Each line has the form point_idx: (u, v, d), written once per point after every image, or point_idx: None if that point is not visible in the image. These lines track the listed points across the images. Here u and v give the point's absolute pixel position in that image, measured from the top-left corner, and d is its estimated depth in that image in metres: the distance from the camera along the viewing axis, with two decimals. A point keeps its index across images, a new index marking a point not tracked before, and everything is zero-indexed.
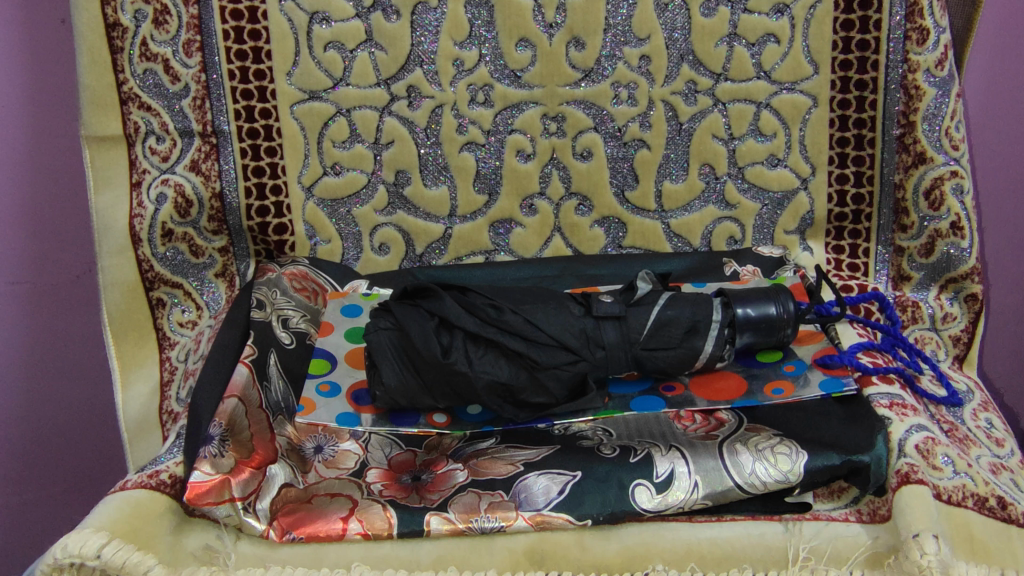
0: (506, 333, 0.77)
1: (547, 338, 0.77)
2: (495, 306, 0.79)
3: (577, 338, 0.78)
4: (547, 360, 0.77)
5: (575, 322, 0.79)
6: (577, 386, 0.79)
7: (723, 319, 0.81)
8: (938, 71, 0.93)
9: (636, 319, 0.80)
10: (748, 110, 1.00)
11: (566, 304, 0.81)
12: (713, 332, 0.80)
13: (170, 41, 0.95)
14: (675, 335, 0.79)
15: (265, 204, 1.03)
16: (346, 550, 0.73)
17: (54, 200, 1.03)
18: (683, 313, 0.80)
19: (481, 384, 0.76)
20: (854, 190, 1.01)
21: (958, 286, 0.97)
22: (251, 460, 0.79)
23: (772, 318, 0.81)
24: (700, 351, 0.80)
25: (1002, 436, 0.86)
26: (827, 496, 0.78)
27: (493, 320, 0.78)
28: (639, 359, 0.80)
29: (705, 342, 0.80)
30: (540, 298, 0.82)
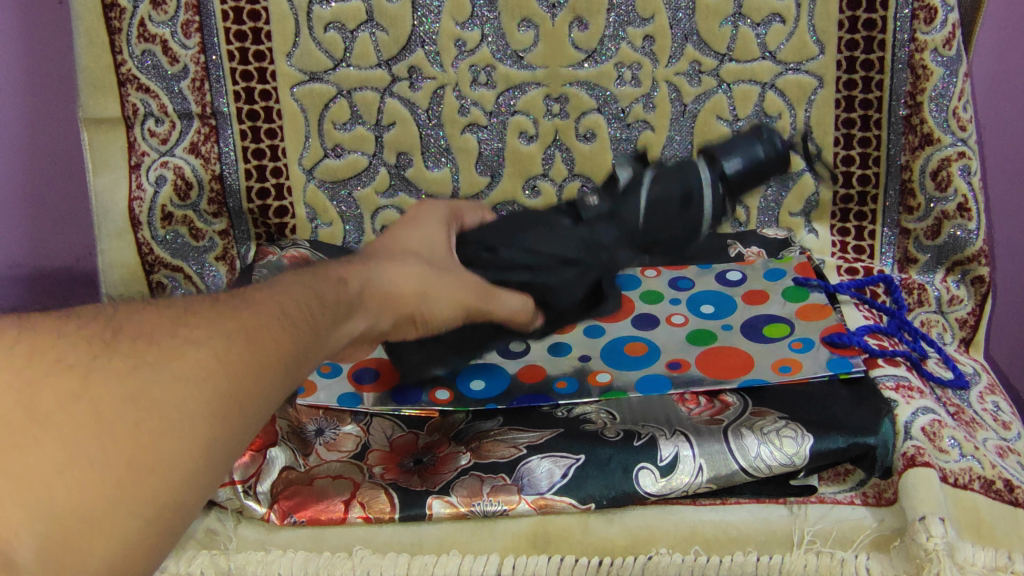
0: (507, 270, 0.73)
1: (550, 258, 0.72)
2: (488, 248, 0.74)
3: (579, 249, 0.72)
4: (557, 281, 0.73)
5: (570, 236, 0.72)
6: (589, 285, 0.76)
7: (712, 177, 0.70)
8: (946, 51, 0.91)
9: (629, 209, 0.70)
10: (752, 91, 0.99)
11: (554, 219, 0.73)
12: (707, 196, 0.69)
13: (168, 22, 0.94)
14: (670, 211, 0.69)
15: (266, 186, 1.02)
16: (347, 533, 0.73)
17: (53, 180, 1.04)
18: (670, 188, 0.69)
19: (493, 327, 0.76)
20: (859, 171, 1.00)
21: (965, 268, 0.96)
22: (251, 442, 0.77)
23: (760, 163, 0.70)
24: (702, 217, 0.70)
25: (1009, 419, 0.84)
26: (832, 478, 0.77)
27: (489, 267, 0.73)
28: (647, 245, 0.72)
29: (704, 205, 0.70)
30: (526, 222, 0.74)
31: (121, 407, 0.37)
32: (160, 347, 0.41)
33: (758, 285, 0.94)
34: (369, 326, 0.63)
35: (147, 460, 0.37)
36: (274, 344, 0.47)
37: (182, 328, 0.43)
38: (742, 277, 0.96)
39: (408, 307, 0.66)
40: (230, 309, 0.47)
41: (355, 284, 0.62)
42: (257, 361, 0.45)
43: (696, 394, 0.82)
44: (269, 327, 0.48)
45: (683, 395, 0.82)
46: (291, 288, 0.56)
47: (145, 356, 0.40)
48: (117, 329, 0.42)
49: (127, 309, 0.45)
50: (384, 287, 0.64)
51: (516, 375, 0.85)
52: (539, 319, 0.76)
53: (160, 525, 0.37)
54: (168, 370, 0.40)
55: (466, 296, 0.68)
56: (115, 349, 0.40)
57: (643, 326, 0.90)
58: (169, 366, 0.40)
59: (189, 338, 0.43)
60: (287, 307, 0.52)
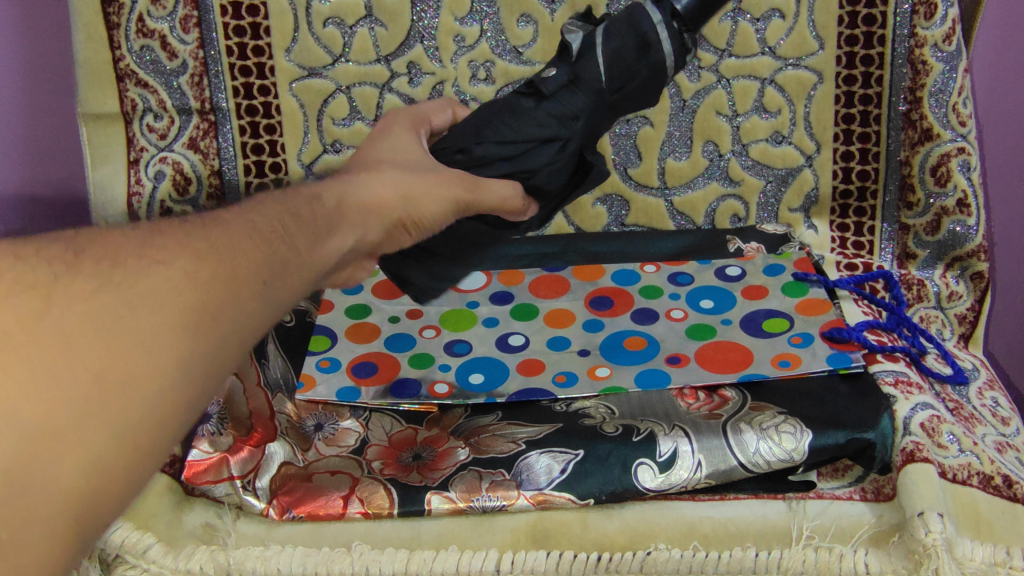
0: (484, 166, 0.69)
1: (523, 143, 0.68)
2: (461, 149, 0.70)
3: (553, 125, 0.68)
4: (538, 161, 0.69)
5: (538, 116, 0.68)
6: (575, 167, 0.72)
7: (664, 12, 0.65)
8: (946, 46, 0.92)
9: (589, 70, 0.68)
10: (752, 87, 0.98)
11: (517, 100, 0.69)
12: (663, 33, 0.65)
13: (167, 17, 0.94)
14: (627, 59, 0.66)
15: (265, 182, 1.02)
16: (346, 528, 0.73)
17: (56, 166, 1.06)
18: (625, 37, 0.66)
19: (484, 224, 0.73)
20: (859, 166, 1.00)
21: (964, 264, 0.96)
22: (250, 438, 0.78)
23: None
24: (664, 60, 0.66)
25: (1008, 415, 0.84)
26: (831, 474, 0.77)
27: (466, 166, 0.70)
28: (615, 104, 0.69)
29: (663, 45, 0.65)
30: (489, 111, 0.71)
31: (84, 327, 0.38)
32: (129, 265, 0.42)
33: (757, 280, 0.94)
34: (358, 242, 0.60)
35: (116, 373, 0.38)
36: (254, 259, 0.48)
37: (147, 248, 0.44)
38: (741, 272, 0.96)
39: (394, 212, 0.63)
40: (197, 227, 0.47)
41: (332, 199, 0.59)
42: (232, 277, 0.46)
43: (695, 390, 0.82)
44: (238, 241, 0.48)
45: (682, 390, 0.82)
46: (268, 207, 0.55)
47: (111, 276, 0.41)
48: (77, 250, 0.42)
49: (87, 235, 0.45)
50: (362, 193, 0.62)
51: (515, 369, 0.85)
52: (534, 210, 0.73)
53: (130, 440, 0.38)
54: (134, 292, 0.41)
55: (453, 189, 0.65)
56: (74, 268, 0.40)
57: (643, 321, 0.90)
58: (136, 284, 0.41)
59: (155, 257, 0.43)
60: (286, 223, 0.53)
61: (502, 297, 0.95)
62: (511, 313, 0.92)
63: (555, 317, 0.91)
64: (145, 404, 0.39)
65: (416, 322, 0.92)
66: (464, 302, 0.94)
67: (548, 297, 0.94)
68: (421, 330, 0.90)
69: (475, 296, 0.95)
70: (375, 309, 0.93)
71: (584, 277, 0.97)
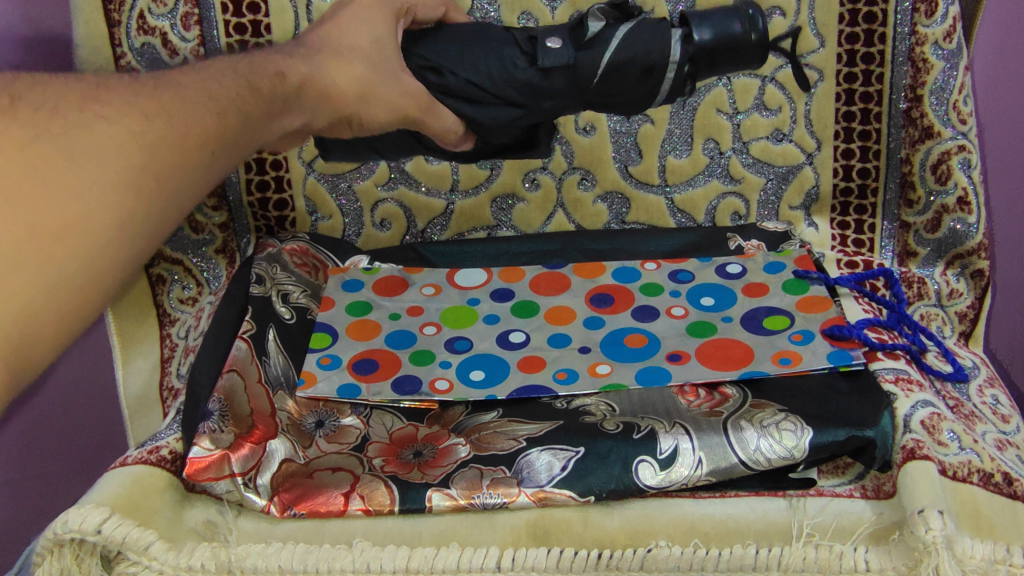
0: (446, 95, 0.73)
1: (491, 98, 0.72)
2: (436, 70, 0.72)
3: (524, 96, 0.72)
4: (491, 120, 0.73)
5: (520, 82, 0.71)
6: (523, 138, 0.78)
7: (681, 57, 0.70)
8: (946, 44, 0.92)
9: (588, 63, 0.71)
10: (753, 84, 0.98)
11: (512, 51, 0.72)
12: (669, 75, 0.70)
13: (167, 14, 0.94)
14: (628, 77, 0.71)
15: (266, 179, 1.02)
16: (347, 525, 0.73)
17: (50, 16, 0.91)
18: (637, 55, 0.70)
19: (421, 146, 0.78)
20: (859, 164, 1.00)
21: (965, 262, 0.96)
22: (251, 435, 0.78)
23: (736, 38, 0.69)
24: (658, 92, 0.72)
25: (1008, 413, 0.84)
26: (832, 471, 0.77)
27: (432, 87, 0.73)
28: (592, 102, 0.73)
29: (661, 83, 0.71)
30: (480, 45, 0.73)
31: (25, 177, 0.44)
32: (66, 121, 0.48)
33: (758, 278, 0.94)
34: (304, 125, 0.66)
35: (50, 227, 0.45)
36: (196, 126, 0.55)
37: (91, 103, 0.50)
38: (742, 270, 0.96)
39: (348, 109, 0.66)
40: (152, 92, 0.54)
41: (293, 80, 0.64)
42: (176, 140, 0.53)
43: (696, 387, 0.82)
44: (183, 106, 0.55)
45: (683, 387, 0.82)
46: (228, 78, 0.60)
47: (48, 125, 0.47)
48: (23, 99, 0.48)
49: (36, 81, 0.50)
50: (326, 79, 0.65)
51: (515, 366, 0.85)
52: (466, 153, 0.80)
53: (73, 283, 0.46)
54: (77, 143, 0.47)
55: (408, 105, 0.68)
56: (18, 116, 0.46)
57: (643, 318, 0.90)
58: (76, 138, 0.47)
59: (101, 114, 0.50)
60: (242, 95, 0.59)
61: (503, 294, 0.95)
62: (511, 310, 0.92)
63: (556, 314, 0.91)
64: (81, 250, 0.46)
65: (416, 319, 0.92)
66: (464, 299, 0.94)
67: (548, 294, 0.94)
68: (421, 326, 0.90)
69: (475, 294, 0.95)
70: (375, 306, 0.93)
71: (584, 275, 0.97)
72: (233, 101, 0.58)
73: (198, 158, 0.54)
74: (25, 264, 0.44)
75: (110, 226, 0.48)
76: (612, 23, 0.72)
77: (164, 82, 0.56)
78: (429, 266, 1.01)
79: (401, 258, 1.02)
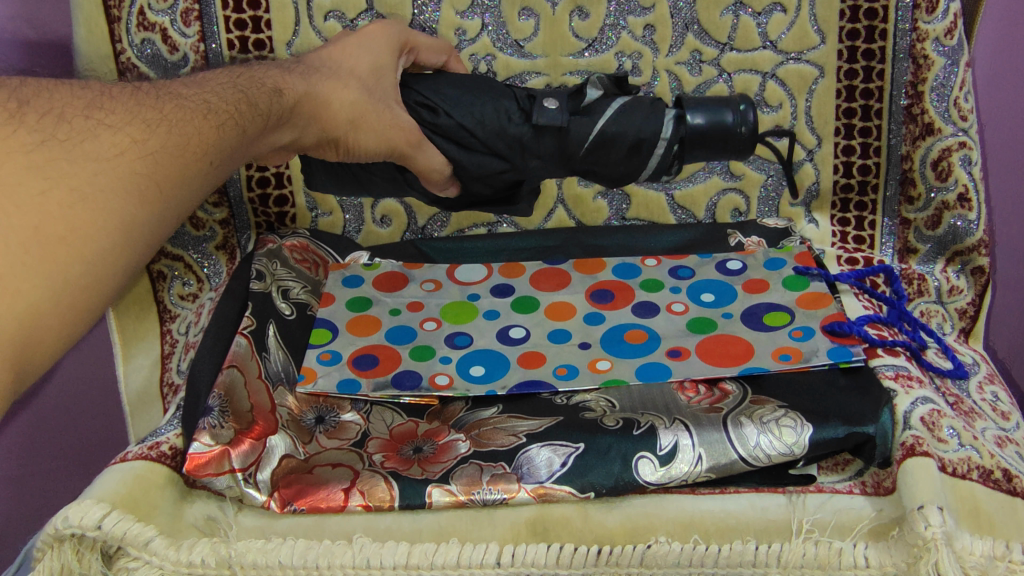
0: (437, 134, 0.76)
1: (480, 147, 0.76)
2: (431, 107, 0.76)
3: (513, 151, 0.76)
4: (476, 168, 0.77)
5: (510, 136, 0.75)
6: (505, 190, 0.81)
7: (672, 136, 0.75)
8: (947, 40, 0.91)
9: (578, 132, 0.75)
10: (754, 81, 0.98)
11: (507, 105, 0.76)
12: (658, 152, 0.76)
13: (168, 10, 0.94)
14: (615, 150, 0.75)
15: (266, 176, 1.02)
16: (347, 522, 0.73)
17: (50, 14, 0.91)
18: (627, 129, 0.75)
19: (403, 178, 0.80)
20: (860, 161, 1.00)
21: (965, 259, 0.96)
22: (251, 431, 0.79)
23: (727, 128, 0.74)
24: (644, 168, 0.77)
25: (1008, 410, 0.85)
26: (831, 468, 0.77)
27: (426, 124, 0.76)
28: (576, 170, 0.78)
29: (649, 159, 0.76)
30: (480, 91, 0.77)
31: (31, 178, 0.46)
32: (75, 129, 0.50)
33: (758, 274, 0.94)
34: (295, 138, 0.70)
35: (57, 230, 0.47)
36: (196, 134, 0.57)
37: (95, 112, 0.52)
38: (742, 266, 0.96)
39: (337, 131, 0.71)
40: (154, 101, 0.57)
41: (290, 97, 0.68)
42: (176, 145, 0.55)
43: (695, 383, 0.82)
44: (190, 118, 0.58)
45: (683, 383, 0.82)
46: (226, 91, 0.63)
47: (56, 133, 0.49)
48: (31, 103, 0.50)
49: (41, 86, 0.53)
50: (321, 98, 0.70)
51: (516, 362, 0.85)
52: (449, 191, 0.80)
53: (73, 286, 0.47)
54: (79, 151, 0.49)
55: (396, 137, 0.72)
56: (26, 121, 0.48)
57: (643, 314, 0.90)
58: (81, 145, 0.50)
59: (104, 121, 0.52)
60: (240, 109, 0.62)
61: (503, 290, 0.95)
62: (511, 306, 0.92)
63: (556, 310, 0.91)
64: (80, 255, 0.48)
65: (416, 314, 0.92)
66: (464, 295, 0.94)
67: (548, 290, 0.94)
68: (421, 322, 0.90)
69: (476, 289, 0.95)
70: (375, 302, 0.93)
71: (584, 270, 0.97)
72: (230, 113, 0.61)
73: (197, 166, 0.57)
74: (29, 264, 0.46)
75: (110, 225, 0.49)
76: (608, 96, 0.78)
77: (165, 93, 0.59)
78: (429, 262, 1.01)
79: (401, 254, 1.02)
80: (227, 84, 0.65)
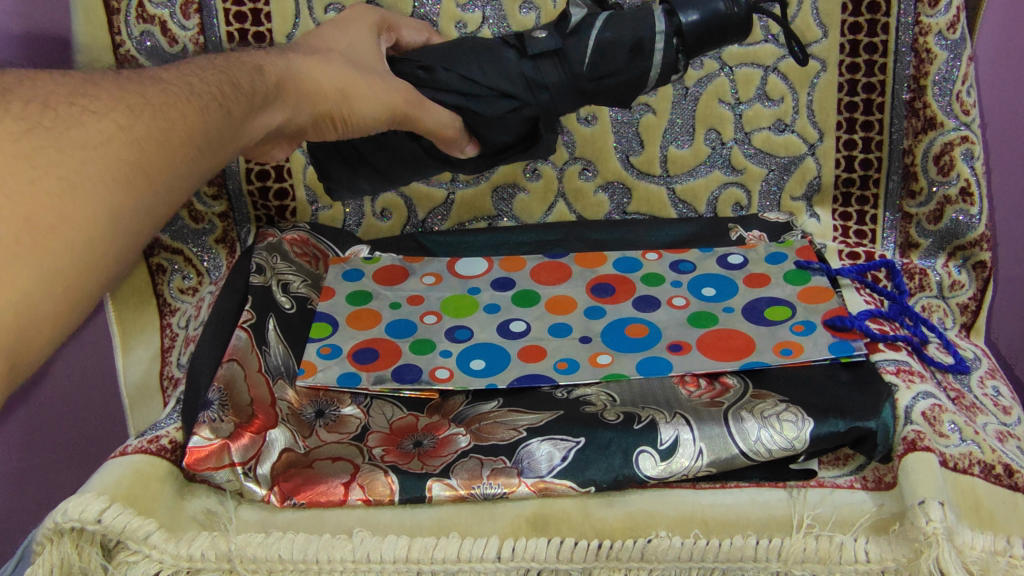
0: (439, 88, 0.76)
1: (487, 91, 0.75)
2: (424, 65, 0.77)
3: (520, 85, 0.75)
4: (489, 110, 0.76)
5: (511, 72, 0.75)
6: (525, 131, 0.79)
7: (668, 30, 0.72)
8: (950, 34, 0.91)
9: (576, 49, 0.73)
10: (755, 75, 0.98)
11: (499, 50, 0.76)
12: (659, 48, 0.72)
13: (167, 2, 0.94)
14: (619, 54, 0.72)
15: (265, 169, 1.01)
16: (346, 515, 0.73)
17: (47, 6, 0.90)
18: (624, 32, 0.72)
19: (420, 148, 0.80)
20: (862, 155, 0.99)
21: (967, 253, 0.96)
22: (251, 424, 0.78)
23: (722, 16, 0.71)
24: (648, 70, 0.73)
25: (1009, 404, 0.84)
26: (832, 462, 0.77)
27: (426, 83, 0.77)
28: (587, 91, 0.75)
29: (652, 58, 0.72)
30: (470, 47, 0.77)
31: (18, 168, 0.46)
32: (61, 115, 0.50)
33: (759, 269, 0.94)
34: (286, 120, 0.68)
35: (46, 220, 0.46)
36: (181, 119, 0.56)
37: (78, 99, 0.52)
38: (743, 260, 0.95)
39: (327, 105, 0.70)
40: (137, 86, 0.56)
41: (273, 75, 0.66)
42: (162, 131, 0.54)
43: (696, 377, 0.82)
44: (175, 101, 0.57)
45: (683, 377, 0.82)
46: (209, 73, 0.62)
47: (42, 121, 0.49)
48: (13, 92, 0.50)
49: (23, 76, 0.52)
50: (306, 77, 0.69)
51: (516, 356, 0.85)
52: (471, 150, 0.80)
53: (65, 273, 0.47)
54: (66, 138, 0.49)
55: (392, 99, 0.72)
56: (10, 110, 0.48)
57: (644, 309, 0.89)
58: (67, 133, 0.49)
59: (89, 107, 0.51)
60: (225, 91, 0.61)
61: (503, 283, 0.95)
62: (511, 299, 0.92)
63: (556, 303, 0.91)
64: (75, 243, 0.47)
65: (416, 308, 0.91)
66: (464, 289, 0.94)
67: (549, 284, 0.94)
68: (421, 315, 0.90)
69: (476, 283, 0.95)
70: (375, 295, 0.93)
71: (585, 264, 0.97)
72: (214, 94, 0.60)
73: (183, 152, 0.56)
74: (22, 256, 0.45)
75: (107, 216, 0.49)
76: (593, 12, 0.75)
77: (147, 77, 0.58)
78: (429, 256, 1.00)
79: (401, 248, 1.02)
80: (208, 67, 0.63)
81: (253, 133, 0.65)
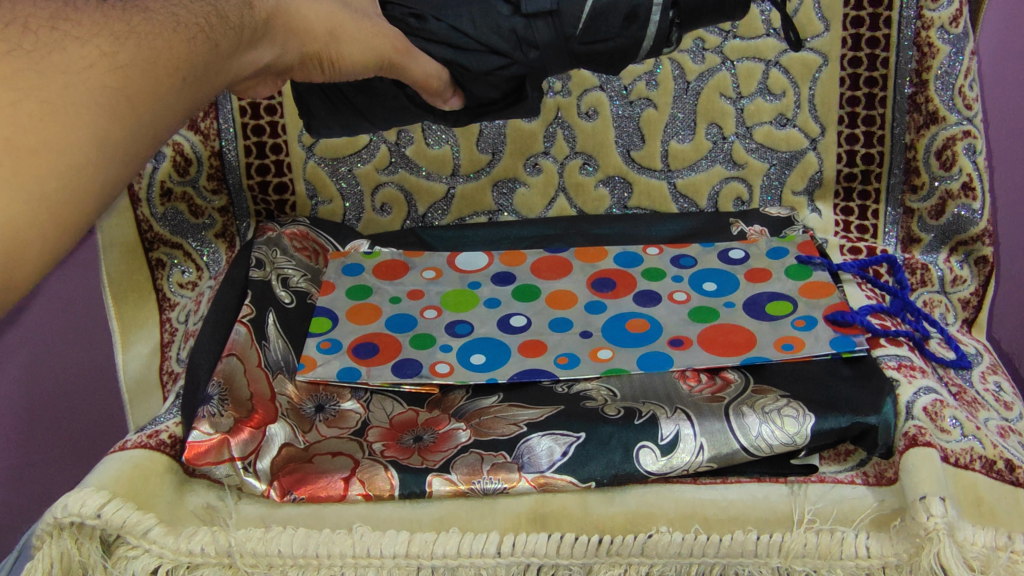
0: (428, 39, 0.73)
1: (476, 44, 0.72)
2: (415, 13, 0.73)
3: (511, 41, 0.72)
4: (477, 66, 0.73)
5: (502, 28, 0.71)
6: (511, 88, 0.77)
7: (666, 1, 0.70)
8: (952, 28, 0.91)
9: (572, 9, 0.71)
10: (757, 69, 0.98)
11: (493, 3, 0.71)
12: (655, 18, 0.70)
13: None
14: (613, 20, 0.71)
15: (265, 163, 1.02)
16: (346, 511, 0.73)
17: None
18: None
19: (403, 96, 0.78)
20: (864, 150, 0.99)
21: (969, 248, 0.95)
22: (251, 419, 0.78)
23: None
24: (642, 37, 0.72)
25: (1011, 400, 0.84)
26: (833, 458, 0.77)
27: (415, 32, 0.73)
28: (576, 53, 0.73)
29: (647, 27, 0.71)
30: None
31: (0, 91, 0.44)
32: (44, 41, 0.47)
33: (760, 264, 0.93)
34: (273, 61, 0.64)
35: (29, 144, 0.44)
36: (166, 47, 0.52)
37: (61, 23, 0.49)
38: (744, 255, 0.95)
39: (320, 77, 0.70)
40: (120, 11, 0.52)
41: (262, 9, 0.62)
42: (147, 59, 0.51)
43: (697, 372, 0.82)
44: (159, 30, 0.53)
45: (683, 372, 0.82)
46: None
47: (23, 45, 0.46)
48: None
49: None
50: (296, 17, 0.64)
51: (516, 350, 0.85)
52: (454, 102, 0.77)
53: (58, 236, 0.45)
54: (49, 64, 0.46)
55: (382, 45, 0.68)
56: None
57: (646, 304, 0.89)
58: (49, 58, 0.46)
59: (72, 32, 0.48)
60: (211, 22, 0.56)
61: (503, 278, 0.94)
62: (511, 294, 0.92)
63: (556, 298, 0.91)
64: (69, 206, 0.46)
65: (416, 302, 0.91)
66: (464, 283, 0.94)
67: (549, 279, 0.94)
68: (421, 310, 0.90)
69: (476, 277, 0.95)
70: (375, 290, 0.93)
71: (586, 259, 0.96)
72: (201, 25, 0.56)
73: (169, 82, 0.52)
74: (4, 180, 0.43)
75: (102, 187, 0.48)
76: None
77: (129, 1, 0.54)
78: (429, 250, 1.01)
79: (401, 242, 1.02)
80: None
81: (238, 70, 0.61)
